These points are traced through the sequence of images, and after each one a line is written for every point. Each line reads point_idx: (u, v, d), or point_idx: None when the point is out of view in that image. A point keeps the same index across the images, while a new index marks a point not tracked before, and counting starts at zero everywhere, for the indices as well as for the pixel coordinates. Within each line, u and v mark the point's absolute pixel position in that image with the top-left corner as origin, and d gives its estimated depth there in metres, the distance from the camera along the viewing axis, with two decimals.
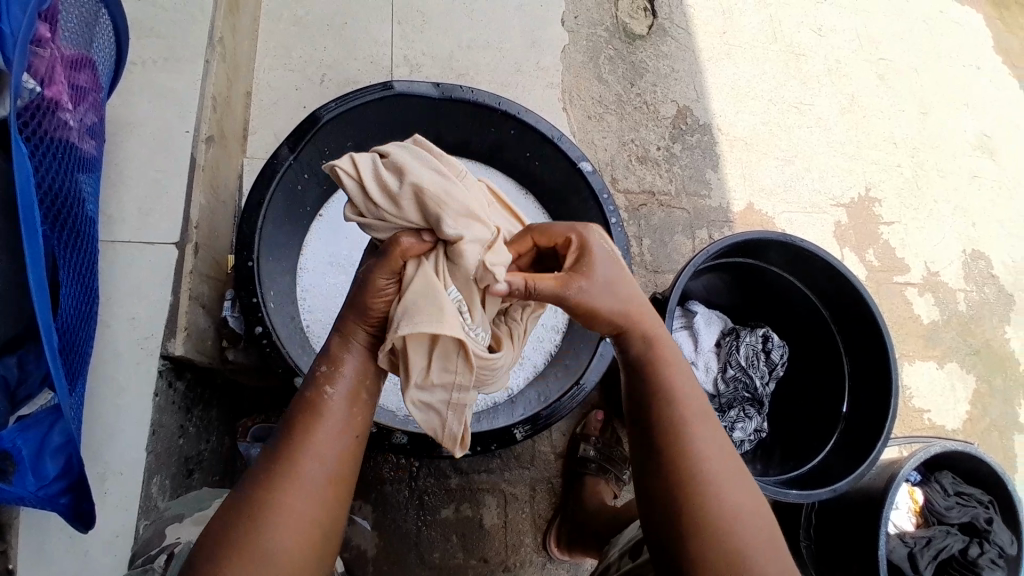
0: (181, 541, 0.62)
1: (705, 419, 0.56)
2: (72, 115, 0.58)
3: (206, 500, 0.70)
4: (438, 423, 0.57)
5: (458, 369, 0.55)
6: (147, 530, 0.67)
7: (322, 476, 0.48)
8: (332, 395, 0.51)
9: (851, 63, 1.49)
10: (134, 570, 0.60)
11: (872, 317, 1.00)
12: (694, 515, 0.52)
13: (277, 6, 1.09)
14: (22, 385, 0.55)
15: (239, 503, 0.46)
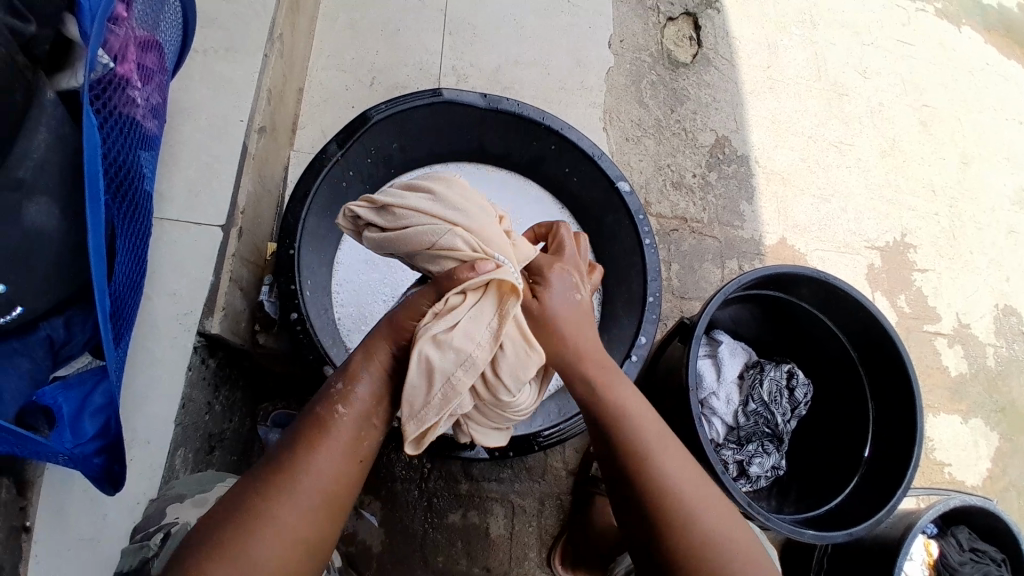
0: (178, 522, 0.66)
1: (665, 446, 0.58)
2: (140, 93, 0.60)
3: (207, 482, 0.73)
4: (420, 402, 0.54)
5: (483, 342, 0.56)
6: (151, 506, 0.70)
7: (319, 493, 0.50)
8: (343, 415, 0.53)
9: (893, 106, 1.48)
10: (132, 546, 0.65)
11: (901, 363, 0.98)
12: (671, 537, 0.54)
13: (335, 9, 1.13)
14: (66, 345, 0.57)
15: (237, 509, 0.48)
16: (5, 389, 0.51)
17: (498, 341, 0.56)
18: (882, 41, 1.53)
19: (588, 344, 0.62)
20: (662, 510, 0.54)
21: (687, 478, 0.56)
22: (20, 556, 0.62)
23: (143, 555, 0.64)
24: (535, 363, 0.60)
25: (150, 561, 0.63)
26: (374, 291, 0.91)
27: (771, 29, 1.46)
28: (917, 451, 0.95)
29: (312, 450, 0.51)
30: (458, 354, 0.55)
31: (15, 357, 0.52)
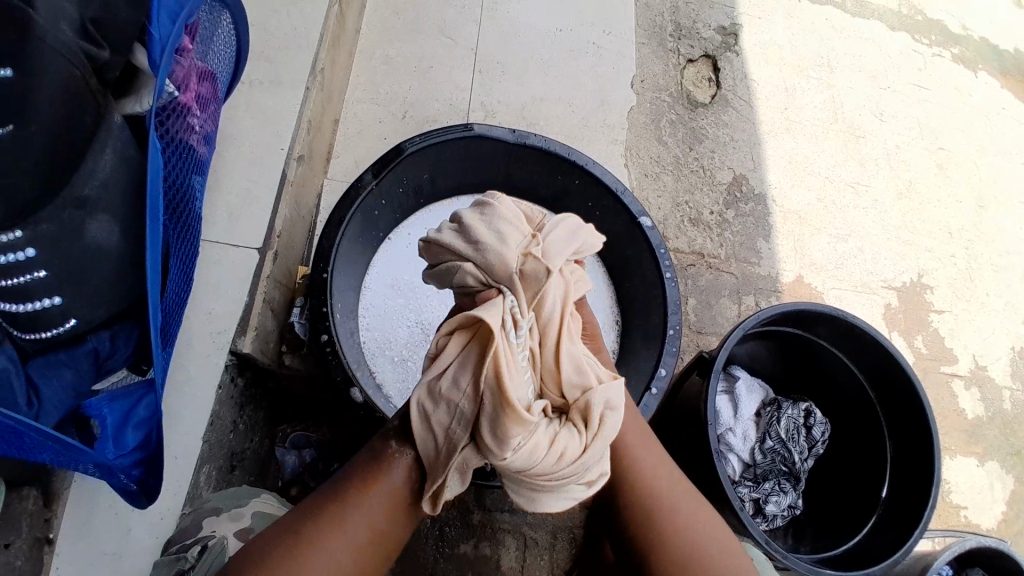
0: (215, 536, 0.67)
1: (654, 448, 0.69)
2: (198, 119, 0.63)
3: (243, 496, 0.74)
4: (431, 454, 0.57)
5: (464, 388, 0.56)
6: (186, 519, 0.71)
7: (369, 524, 0.55)
8: (399, 463, 0.58)
9: (909, 149, 1.51)
10: (168, 556, 0.65)
11: (919, 402, 0.98)
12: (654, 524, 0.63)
13: (371, 46, 1.18)
14: (110, 357, 0.58)
15: (298, 526, 0.54)
16: (46, 400, 0.53)
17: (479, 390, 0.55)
18: (898, 86, 1.56)
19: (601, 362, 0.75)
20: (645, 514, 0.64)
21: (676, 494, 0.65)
22: (42, 567, 0.66)
23: (180, 567, 0.63)
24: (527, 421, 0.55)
25: (187, 572, 0.62)
26: (399, 316, 0.93)
27: (788, 73, 1.50)
28: (934, 487, 0.94)
29: (370, 481, 0.57)
30: (446, 402, 0.56)
31: (60, 368, 0.55)
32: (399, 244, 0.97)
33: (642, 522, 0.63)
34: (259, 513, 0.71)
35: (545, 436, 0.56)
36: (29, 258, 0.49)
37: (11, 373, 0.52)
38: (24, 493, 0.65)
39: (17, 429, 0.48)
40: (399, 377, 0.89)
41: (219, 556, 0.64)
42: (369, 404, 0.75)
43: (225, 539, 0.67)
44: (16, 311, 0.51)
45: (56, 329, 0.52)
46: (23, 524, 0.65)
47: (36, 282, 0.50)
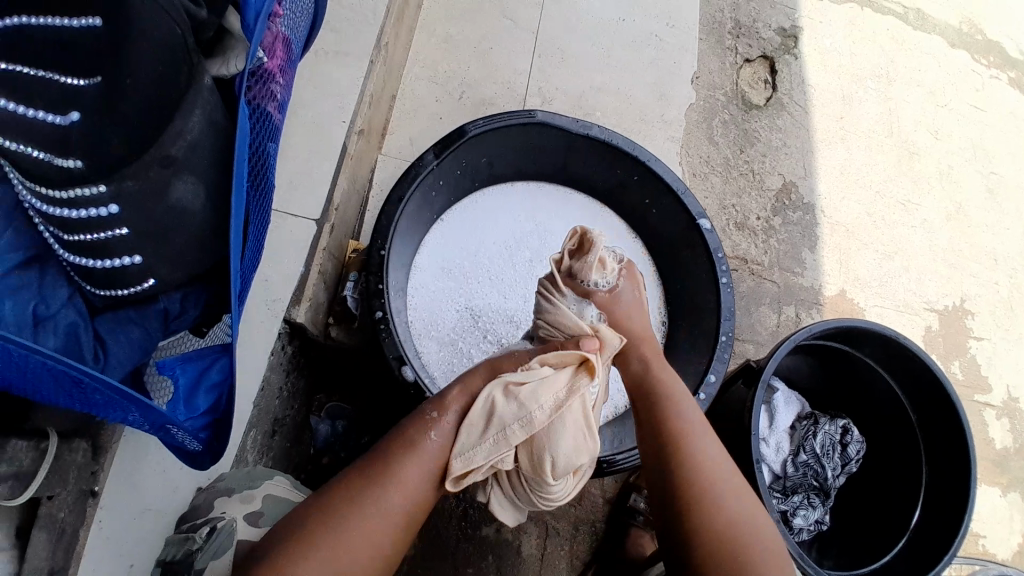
0: (225, 517, 0.65)
1: (702, 431, 0.66)
2: (279, 87, 0.62)
3: (257, 476, 0.71)
4: (473, 441, 0.60)
5: (546, 407, 0.61)
6: (201, 496, 0.71)
7: (394, 507, 0.56)
8: (432, 436, 0.60)
9: (962, 170, 1.46)
10: (179, 535, 0.64)
11: (960, 427, 0.97)
12: (700, 509, 0.60)
13: (431, 22, 1.17)
14: (178, 317, 0.57)
15: (319, 509, 0.54)
16: (112, 355, 0.54)
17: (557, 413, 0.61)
18: (956, 105, 1.51)
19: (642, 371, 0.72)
20: (699, 515, 0.60)
21: (741, 505, 0.62)
22: (84, 519, 0.67)
23: (188, 547, 0.62)
24: (577, 459, 0.63)
25: (195, 551, 0.62)
26: (448, 299, 0.93)
27: (846, 81, 1.46)
28: (969, 515, 0.93)
29: (398, 462, 0.58)
30: (520, 406, 0.60)
31: (129, 325, 0.55)
32: (453, 226, 0.97)
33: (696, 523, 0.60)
34: (271, 495, 0.69)
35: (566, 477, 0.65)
36: (112, 214, 0.49)
37: (80, 326, 0.54)
38: (75, 446, 0.67)
39: (79, 378, 0.47)
40: (444, 359, 0.90)
41: (228, 537, 0.62)
42: (419, 384, 0.75)
43: (235, 521, 0.65)
44: (94, 267, 0.51)
45: (134, 287, 0.52)
46: (71, 475, 0.66)
47: (117, 239, 0.50)
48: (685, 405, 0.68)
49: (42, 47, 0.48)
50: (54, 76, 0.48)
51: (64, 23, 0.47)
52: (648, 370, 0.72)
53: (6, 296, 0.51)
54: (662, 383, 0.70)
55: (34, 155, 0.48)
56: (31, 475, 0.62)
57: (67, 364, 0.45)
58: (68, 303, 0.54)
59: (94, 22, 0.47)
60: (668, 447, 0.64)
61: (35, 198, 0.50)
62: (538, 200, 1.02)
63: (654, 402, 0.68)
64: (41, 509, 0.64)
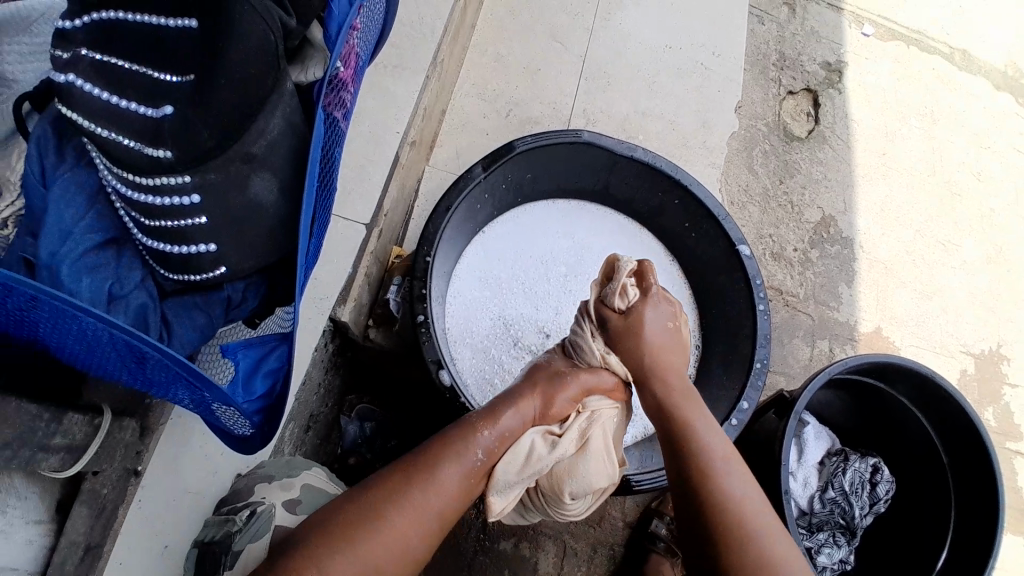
0: (265, 502, 0.67)
1: (727, 461, 0.64)
2: (349, 95, 0.66)
3: (297, 467, 0.74)
4: (514, 475, 0.65)
5: (572, 446, 0.70)
6: (241, 482, 0.74)
7: (431, 514, 0.57)
8: (476, 447, 0.62)
9: (1005, 213, 1.44)
10: (221, 516, 0.67)
11: (991, 468, 0.94)
12: (733, 544, 0.58)
13: (484, 42, 1.21)
14: (237, 307, 0.60)
15: (359, 508, 0.55)
16: (177, 338, 0.57)
17: (580, 449, 0.71)
18: (1000, 147, 1.49)
19: (665, 395, 0.71)
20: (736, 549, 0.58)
21: (779, 539, 0.59)
22: (125, 497, 0.70)
23: (228, 528, 0.65)
24: (591, 488, 0.72)
25: (233, 532, 0.64)
26: (484, 309, 0.95)
27: (890, 118, 1.45)
28: (994, 557, 0.90)
29: (440, 474, 0.59)
30: (555, 446, 0.68)
31: (193, 311, 0.58)
32: (493, 238, 0.99)
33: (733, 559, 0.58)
34: (309, 486, 0.71)
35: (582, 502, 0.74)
36: (193, 203, 0.52)
37: (149, 308, 0.57)
38: (125, 424, 0.69)
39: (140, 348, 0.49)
40: (478, 366, 0.91)
41: (265, 522, 0.65)
42: (454, 389, 0.77)
43: (274, 507, 0.67)
44: (172, 252, 0.54)
45: (206, 274, 0.55)
46: (117, 454, 0.69)
47: (196, 227, 0.53)
48: (710, 435, 0.66)
49: (138, 42, 0.52)
50: (151, 71, 0.52)
51: (159, 21, 0.52)
52: (671, 399, 0.70)
53: (84, 275, 0.54)
54: (686, 412, 0.68)
55: (125, 143, 0.52)
56: (83, 449, 0.65)
57: (141, 338, 0.48)
58: (141, 285, 0.57)
59: (190, 23, 0.52)
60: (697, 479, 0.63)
61: (119, 183, 0.54)
62: (576, 217, 1.04)
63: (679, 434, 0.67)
64: (86, 484, 0.67)
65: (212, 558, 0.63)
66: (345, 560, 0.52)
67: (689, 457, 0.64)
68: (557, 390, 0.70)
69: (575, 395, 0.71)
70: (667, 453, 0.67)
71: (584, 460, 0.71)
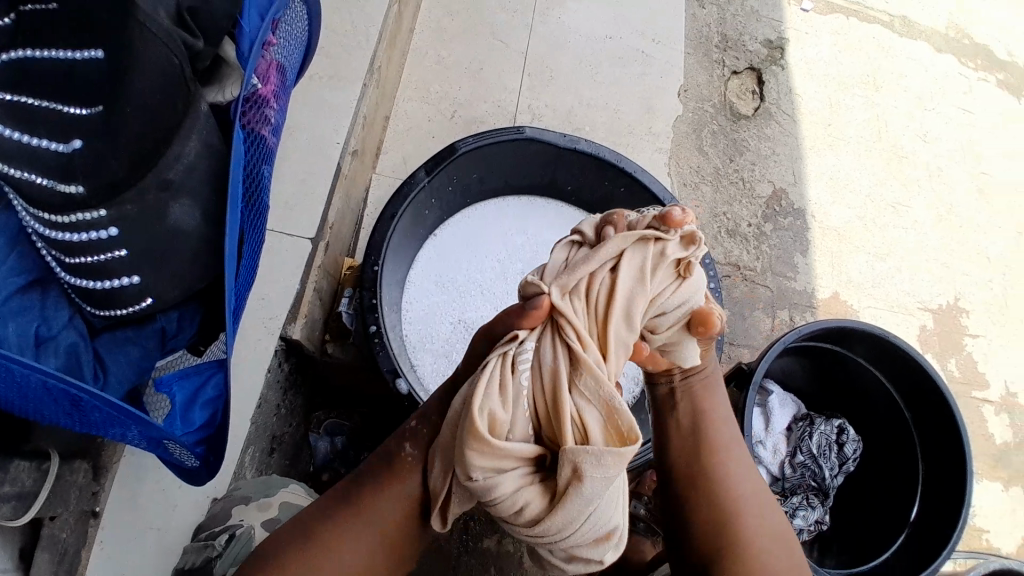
0: (243, 525, 0.68)
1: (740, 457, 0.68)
2: (274, 111, 0.65)
3: (271, 485, 0.74)
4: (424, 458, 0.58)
5: (457, 401, 0.55)
6: (217, 505, 0.73)
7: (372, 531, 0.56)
8: (408, 453, 0.59)
9: (951, 170, 1.48)
10: (197, 543, 0.67)
11: (954, 425, 0.97)
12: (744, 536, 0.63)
13: (423, 45, 1.21)
14: (174, 336, 0.60)
15: (309, 530, 0.56)
16: (112, 374, 0.57)
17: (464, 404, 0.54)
18: (944, 107, 1.53)
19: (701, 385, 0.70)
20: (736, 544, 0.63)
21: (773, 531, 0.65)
22: (86, 540, 0.69)
23: (207, 553, 0.65)
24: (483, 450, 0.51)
25: (213, 559, 0.64)
26: (442, 313, 0.95)
27: (833, 89, 1.48)
28: (965, 510, 0.93)
29: (377, 494, 0.57)
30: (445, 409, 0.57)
31: (126, 345, 0.57)
32: (445, 242, 0.99)
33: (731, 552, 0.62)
34: (287, 503, 0.72)
35: (515, 483, 0.52)
36: (111, 236, 0.52)
37: (80, 347, 0.56)
38: (76, 467, 0.68)
39: (76, 395, 0.49)
40: (440, 370, 0.91)
41: (245, 545, 0.66)
42: (413, 396, 0.76)
43: (252, 528, 0.68)
44: (95, 288, 0.54)
45: (132, 307, 0.55)
46: (71, 496, 0.67)
47: (117, 260, 0.52)
48: (727, 437, 0.69)
49: (51, 78, 0.50)
50: (60, 106, 0.50)
51: (68, 55, 0.50)
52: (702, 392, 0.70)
53: (11, 319, 0.53)
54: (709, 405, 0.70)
55: (37, 181, 0.51)
56: (34, 496, 0.63)
57: (72, 382, 0.48)
58: (69, 323, 0.56)
59: (97, 55, 0.50)
60: (711, 477, 0.66)
61: (38, 223, 0.53)
62: (527, 213, 1.04)
63: (698, 428, 0.69)
64: (44, 530, 0.66)
65: None
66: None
67: (706, 453, 0.67)
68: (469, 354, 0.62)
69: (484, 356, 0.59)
70: (679, 443, 0.69)
71: (464, 415, 0.54)
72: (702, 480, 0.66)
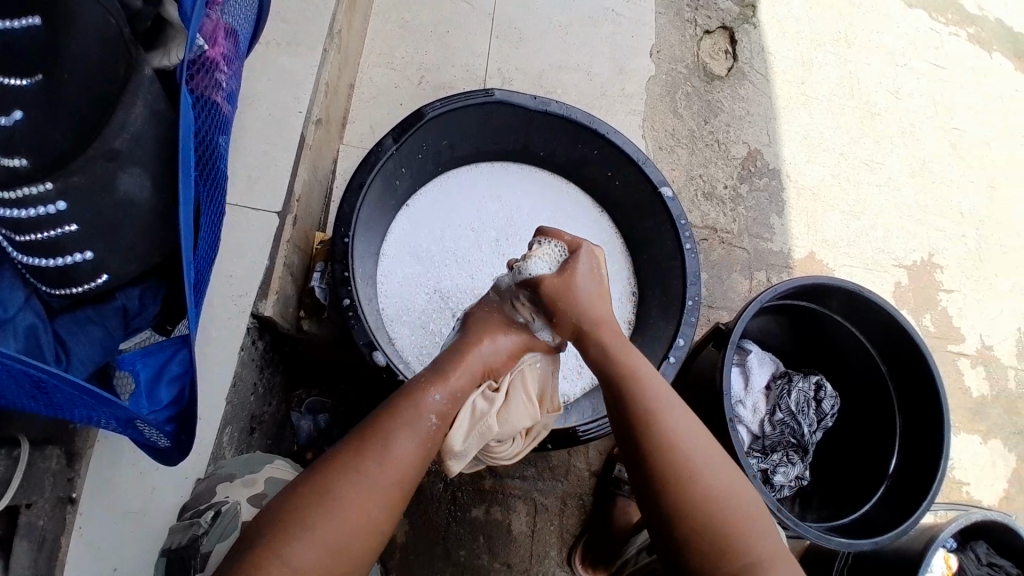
0: (228, 501, 0.67)
1: (688, 434, 0.61)
2: (224, 77, 0.62)
3: (255, 462, 0.74)
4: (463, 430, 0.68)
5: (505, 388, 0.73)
6: (201, 485, 0.72)
7: (386, 487, 0.56)
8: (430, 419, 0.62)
9: (925, 127, 1.49)
10: (183, 521, 0.66)
11: (931, 380, 0.99)
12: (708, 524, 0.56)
13: (387, 9, 1.16)
14: (138, 315, 0.57)
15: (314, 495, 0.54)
16: (75, 356, 0.54)
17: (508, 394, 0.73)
18: (917, 63, 1.53)
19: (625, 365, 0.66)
20: (703, 536, 0.56)
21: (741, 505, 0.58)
22: (65, 526, 0.67)
23: (193, 531, 0.64)
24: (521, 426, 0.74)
25: (200, 536, 0.63)
26: (418, 284, 0.93)
27: (806, 47, 1.47)
28: (944, 463, 0.95)
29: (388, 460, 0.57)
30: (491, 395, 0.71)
31: (87, 325, 0.55)
32: (418, 212, 0.97)
33: (698, 547, 0.56)
34: (272, 478, 0.71)
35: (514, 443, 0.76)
36: (60, 212, 0.49)
37: (39, 328, 0.54)
38: (48, 453, 0.65)
39: (39, 378, 0.48)
40: (417, 342, 0.90)
41: (232, 520, 0.65)
42: (391, 368, 0.75)
43: (239, 504, 0.67)
44: (47, 266, 0.51)
45: (87, 285, 0.53)
46: (46, 482, 0.65)
47: (67, 236, 0.50)
48: (682, 420, 0.62)
49: None
50: (4, 79, 0.49)
51: (6, 25, 0.48)
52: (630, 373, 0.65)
53: None
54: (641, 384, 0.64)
55: None
56: (6, 483, 0.61)
57: (33, 365, 0.46)
58: (25, 305, 0.54)
59: (34, 22, 0.48)
60: (666, 466, 0.59)
61: None
62: (501, 179, 1.02)
63: (648, 415, 0.62)
64: (20, 518, 0.63)
65: (179, 562, 0.62)
66: (302, 543, 0.51)
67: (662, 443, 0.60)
68: (502, 345, 0.72)
69: (514, 347, 0.73)
70: (629, 434, 0.62)
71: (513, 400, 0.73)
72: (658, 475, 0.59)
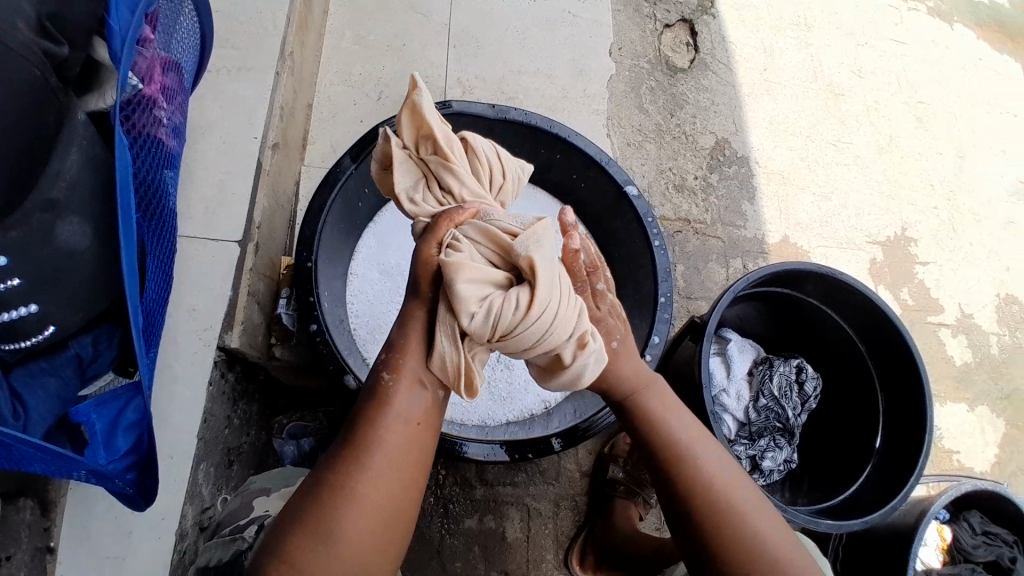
0: (269, 514, 0.67)
1: (711, 450, 0.62)
2: (166, 112, 0.62)
3: (289, 477, 0.74)
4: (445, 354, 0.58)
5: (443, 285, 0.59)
6: (237, 500, 0.72)
7: (391, 469, 0.53)
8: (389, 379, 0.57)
9: (889, 104, 1.50)
10: (223, 539, 0.64)
11: (911, 364, 0.99)
12: (738, 535, 0.57)
13: (341, 26, 1.15)
14: (93, 363, 0.58)
15: (314, 505, 0.52)
16: (32, 410, 0.52)
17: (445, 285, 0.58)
18: (877, 42, 1.54)
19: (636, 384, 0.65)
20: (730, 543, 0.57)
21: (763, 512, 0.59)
22: None
23: (237, 546, 0.63)
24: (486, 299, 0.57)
25: (244, 550, 0.62)
26: (389, 300, 0.92)
27: (767, 33, 1.48)
28: (929, 435, 0.96)
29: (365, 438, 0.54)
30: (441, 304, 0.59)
31: (43, 377, 0.54)
32: (386, 228, 0.96)
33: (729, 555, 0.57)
34: None
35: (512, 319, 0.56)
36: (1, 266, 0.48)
37: None
38: (21, 504, 0.65)
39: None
40: None
41: None
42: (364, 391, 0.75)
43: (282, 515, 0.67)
44: None
45: (35, 337, 0.52)
46: (21, 534, 0.65)
47: (11, 290, 0.49)
48: (706, 441, 0.63)
49: None
50: None
51: None
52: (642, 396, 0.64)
53: None
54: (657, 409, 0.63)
55: None
56: None
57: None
58: None
59: None
60: (693, 484, 0.60)
61: None
62: None
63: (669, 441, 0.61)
64: None
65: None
66: (317, 554, 0.50)
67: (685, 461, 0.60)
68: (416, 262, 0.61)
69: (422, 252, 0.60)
70: (652, 462, 0.62)
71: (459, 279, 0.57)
72: (690, 494, 0.59)
